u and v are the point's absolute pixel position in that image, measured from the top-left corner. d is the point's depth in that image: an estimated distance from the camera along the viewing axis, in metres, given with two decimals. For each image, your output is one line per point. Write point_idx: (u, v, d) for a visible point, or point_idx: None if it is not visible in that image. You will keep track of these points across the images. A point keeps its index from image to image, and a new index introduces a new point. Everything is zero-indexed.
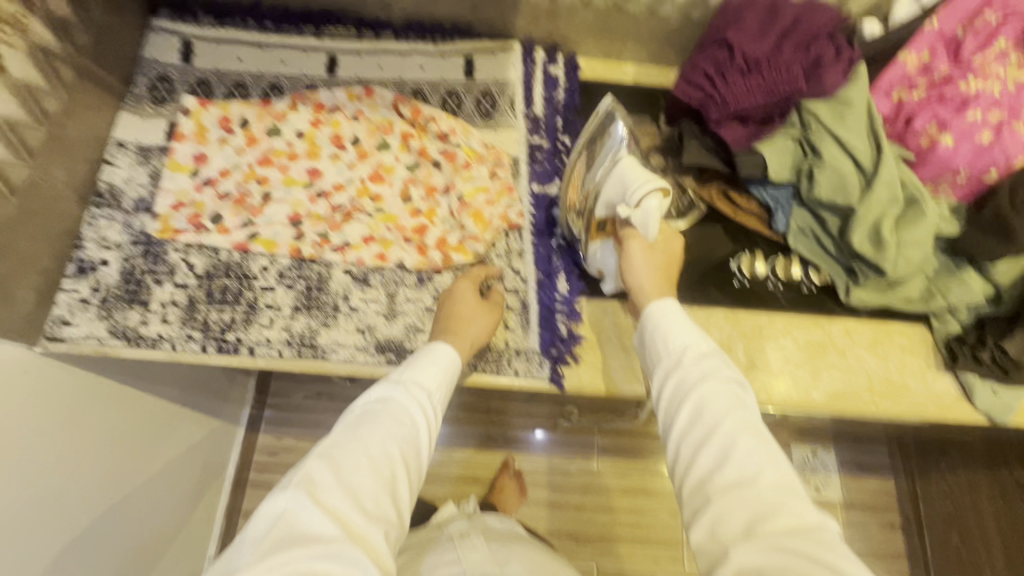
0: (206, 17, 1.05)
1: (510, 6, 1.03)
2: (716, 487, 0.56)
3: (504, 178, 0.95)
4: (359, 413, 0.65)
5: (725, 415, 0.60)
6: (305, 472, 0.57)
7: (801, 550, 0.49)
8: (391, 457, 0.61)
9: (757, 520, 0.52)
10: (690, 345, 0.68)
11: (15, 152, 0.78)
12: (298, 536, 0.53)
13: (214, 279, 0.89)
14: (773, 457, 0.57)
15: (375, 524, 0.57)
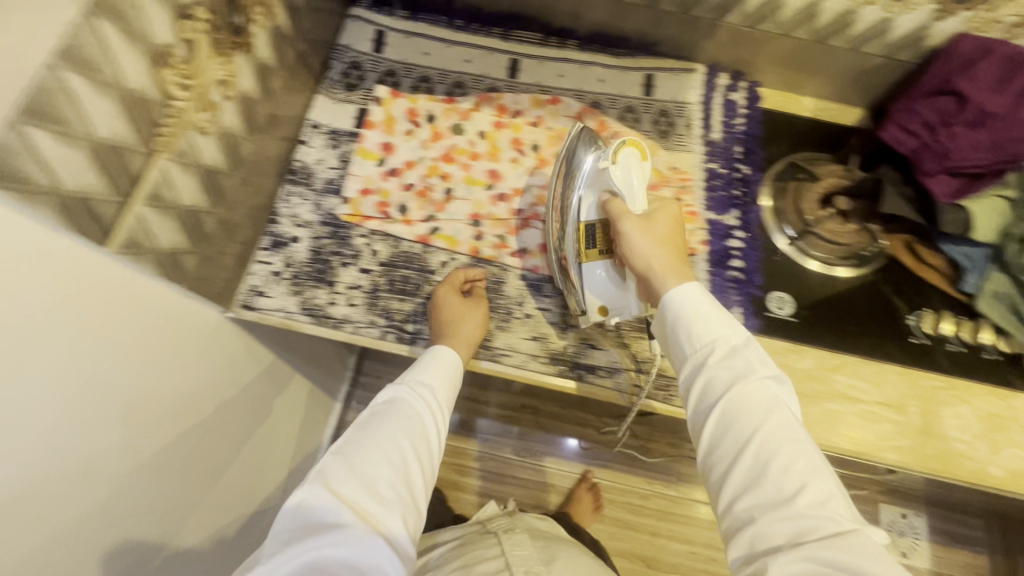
0: (402, 10, 1.07)
1: (704, 29, 1.02)
2: (753, 506, 0.57)
3: (688, 204, 0.94)
4: (399, 412, 0.71)
5: (762, 424, 0.61)
6: (320, 469, 0.63)
7: (820, 558, 0.51)
8: (397, 440, 0.68)
9: (787, 529, 0.54)
10: (719, 336, 0.68)
11: (245, 126, 0.82)
12: (310, 523, 0.58)
13: (396, 268, 0.92)
14: (808, 464, 0.59)
15: (395, 505, 0.62)
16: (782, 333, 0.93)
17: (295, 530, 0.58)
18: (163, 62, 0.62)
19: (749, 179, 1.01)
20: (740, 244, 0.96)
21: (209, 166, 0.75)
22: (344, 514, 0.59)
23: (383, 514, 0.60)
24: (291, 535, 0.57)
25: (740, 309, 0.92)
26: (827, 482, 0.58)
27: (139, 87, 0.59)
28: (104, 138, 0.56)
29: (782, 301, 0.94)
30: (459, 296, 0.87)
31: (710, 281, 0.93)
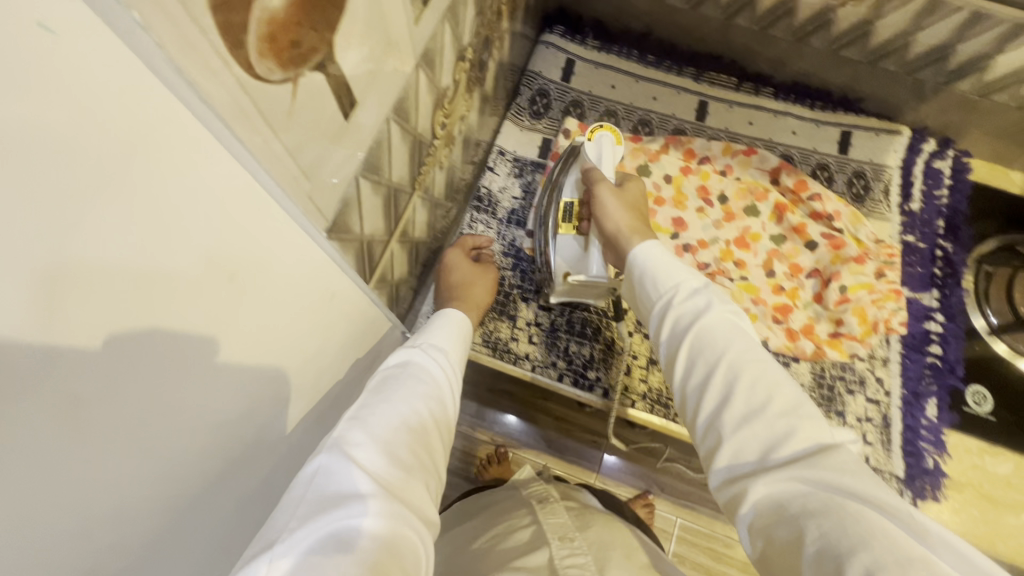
0: (595, 40, 1.05)
1: (925, 91, 0.95)
2: (733, 420, 0.46)
3: (893, 281, 0.87)
4: (383, 373, 0.51)
5: (723, 345, 0.50)
6: (334, 438, 0.43)
7: (821, 482, 0.40)
8: (421, 409, 0.48)
9: (796, 454, 0.42)
10: (687, 272, 0.59)
11: (462, 157, 0.82)
12: (329, 502, 0.38)
13: (576, 310, 0.91)
14: (782, 381, 0.47)
15: (417, 481, 0.43)
16: (978, 431, 0.87)
17: (311, 514, 0.37)
18: (441, 102, 0.62)
19: (952, 258, 0.95)
20: (940, 329, 0.90)
21: (435, 198, 0.75)
22: (372, 486, 0.39)
23: (372, 503, 0.38)
24: (302, 520, 0.37)
25: (937, 401, 0.86)
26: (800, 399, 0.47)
27: (423, 127, 0.59)
28: (394, 180, 0.56)
29: (982, 397, 0.88)
30: (467, 259, 0.85)
31: (904, 366, 0.87)
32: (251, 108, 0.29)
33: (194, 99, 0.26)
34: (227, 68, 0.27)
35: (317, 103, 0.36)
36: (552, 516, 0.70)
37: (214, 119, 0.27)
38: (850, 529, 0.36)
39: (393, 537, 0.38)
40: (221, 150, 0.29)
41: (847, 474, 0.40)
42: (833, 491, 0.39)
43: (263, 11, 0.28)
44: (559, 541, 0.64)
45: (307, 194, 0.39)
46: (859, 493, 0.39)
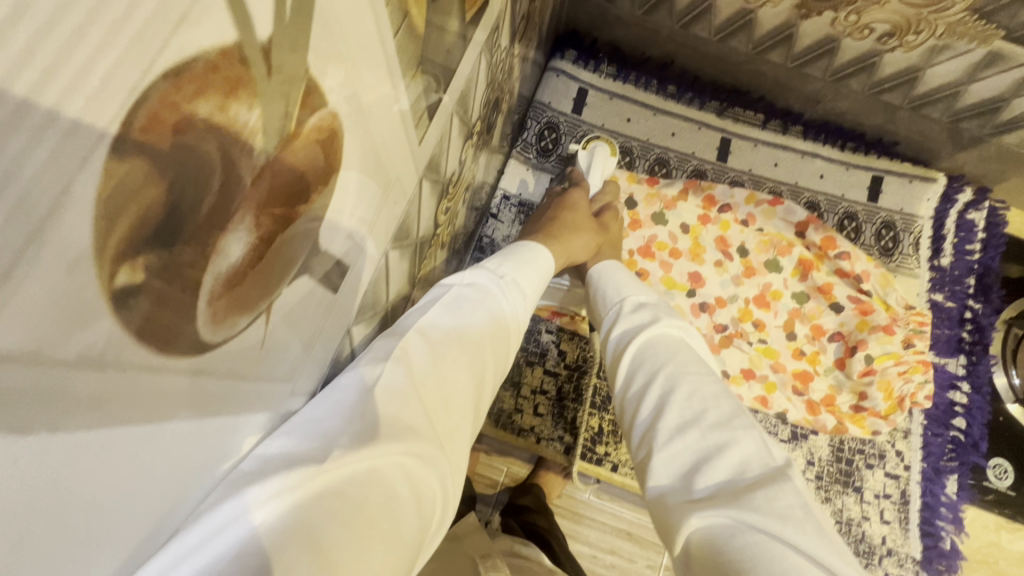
0: (608, 67, 0.95)
1: (967, 140, 0.87)
2: (668, 435, 0.44)
3: (923, 351, 0.82)
4: (451, 292, 0.43)
5: (667, 359, 0.49)
6: (403, 344, 0.37)
7: (745, 517, 0.37)
8: (482, 352, 0.42)
9: (723, 478, 0.40)
10: (645, 294, 0.60)
11: (462, 219, 0.74)
12: (390, 427, 0.32)
13: (585, 375, 0.84)
14: (720, 400, 0.46)
15: (459, 435, 0.38)
16: (998, 508, 0.84)
17: (365, 436, 0.31)
18: (446, 191, 0.54)
19: (982, 321, 0.90)
20: (966, 400, 0.86)
21: (435, 274, 0.68)
22: (429, 428, 0.35)
23: (419, 443, 0.33)
24: (358, 440, 0.30)
25: (958, 478, 0.83)
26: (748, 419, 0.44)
27: (425, 227, 0.51)
28: (392, 298, 0.48)
29: (1003, 471, 0.85)
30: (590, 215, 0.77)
31: (926, 441, 0.84)
32: (197, 378, 0.21)
33: (111, 432, 0.17)
34: (159, 370, 0.18)
35: (295, 311, 0.28)
36: (492, 569, 0.62)
37: (142, 432, 0.19)
38: (777, 566, 0.33)
39: (421, 490, 0.32)
40: (168, 441, 0.21)
41: (789, 522, 0.36)
42: (757, 520, 0.36)
43: (217, 275, 0.19)
44: None
45: (286, 395, 0.31)
46: (792, 539, 0.35)
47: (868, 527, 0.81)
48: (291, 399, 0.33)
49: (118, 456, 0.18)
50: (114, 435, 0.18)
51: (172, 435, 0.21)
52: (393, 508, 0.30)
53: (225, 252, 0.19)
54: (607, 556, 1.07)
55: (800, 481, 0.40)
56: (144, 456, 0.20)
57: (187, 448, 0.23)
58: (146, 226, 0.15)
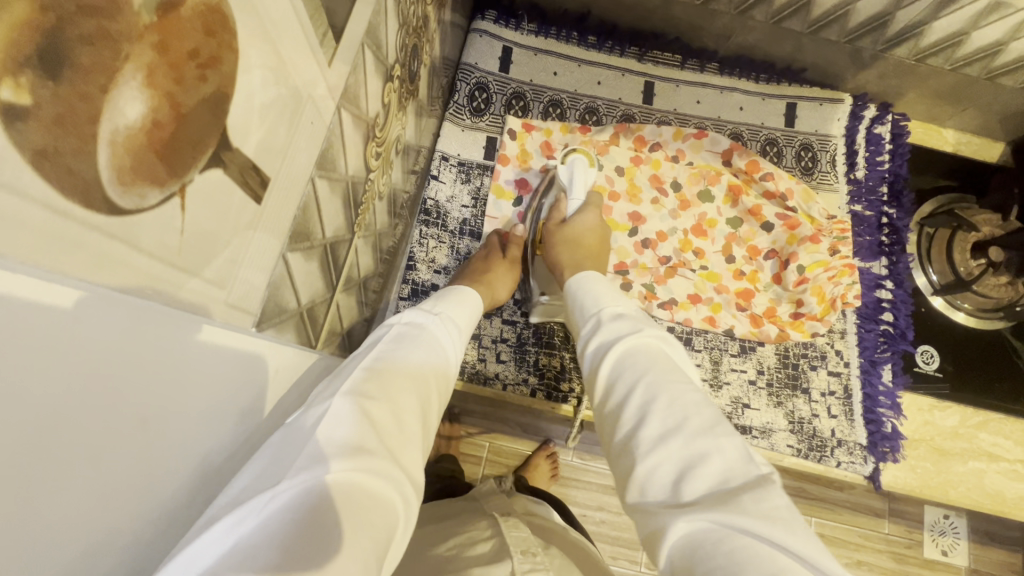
0: (530, 24, 0.98)
1: (865, 59, 0.94)
2: (645, 444, 0.46)
3: (848, 256, 0.88)
4: (391, 337, 0.52)
5: (646, 369, 0.51)
6: (352, 384, 0.43)
7: (731, 519, 0.38)
8: (423, 379, 0.49)
9: (708, 482, 0.41)
10: (625, 305, 0.61)
11: (399, 174, 0.75)
12: (342, 447, 0.37)
13: (542, 320, 0.88)
14: (699, 407, 0.47)
15: (410, 449, 0.42)
16: (928, 389, 0.91)
17: (317, 455, 0.36)
18: (372, 134, 0.55)
19: (897, 224, 0.97)
20: (891, 295, 0.93)
21: (378, 232, 0.69)
22: (379, 444, 0.39)
23: (373, 459, 0.38)
24: (309, 457, 0.36)
25: (891, 367, 0.89)
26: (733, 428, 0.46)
27: (356, 167, 0.52)
28: (329, 236, 0.49)
29: (929, 355, 0.93)
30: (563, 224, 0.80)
31: (861, 337, 0.90)
32: (117, 243, 0.22)
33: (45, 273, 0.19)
34: (73, 219, 0.20)
35: (216, 204, 0.29)
36: (514, 528, 0.63)
37: (73, 283, 0.21)
38: (765, 568, 0.35)
39: (380, 497, 0.37)
40: (111, 327, 0.24)
41: (779, 524, 0.37)
42: (748, 525, 0.37)
43: (116, 132, 0.21)
44: (521, 555, 0.57)
45: (222, 304, 0.33)
46: (784, 541, 0.36)
47: (818, 423, 0.87)
48: (229, 311, 0.34)
49: (55, 309, 0.20)
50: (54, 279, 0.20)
51: (87, 316, 0.22)
52: (350, 515, 0.34)
53: (121, 107, 0.21)
54: (595, 510, 1.10)
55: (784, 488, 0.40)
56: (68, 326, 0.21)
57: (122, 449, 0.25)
58: (27, 43, 0.16)
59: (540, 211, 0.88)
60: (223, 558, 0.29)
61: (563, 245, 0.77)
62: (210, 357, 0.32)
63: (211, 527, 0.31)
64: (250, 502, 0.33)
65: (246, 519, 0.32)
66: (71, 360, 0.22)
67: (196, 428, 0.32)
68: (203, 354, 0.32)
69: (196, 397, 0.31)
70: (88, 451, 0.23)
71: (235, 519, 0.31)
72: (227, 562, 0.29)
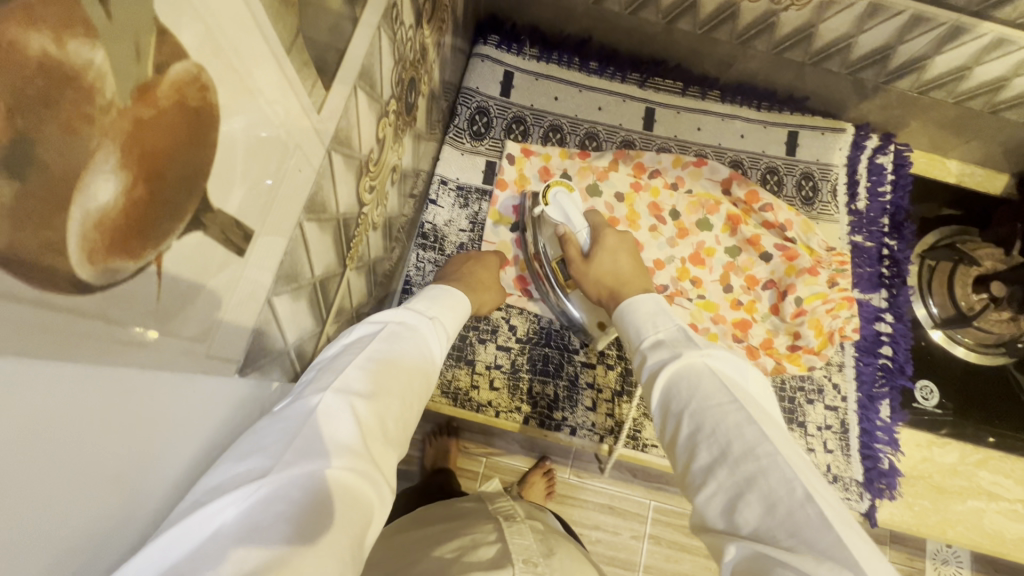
0: (532, 49, 0.98)
1: (866, 89, 0.93)
2: (699, 475, 0.47)
3: (846, 289, 0.87)
4: (385, 333, 0.53)
5: (693, 395, 0.52)
6: (345, 381, 0.45)
7: (784, 554, 0.37)
8: (412, 379, 0.51)
9: (756, 509, 0.41)
10: (666, 330, 0.61)
11: (395, 202, 0.75)
12: (328, 446, 0.39)
13: (537, 347, 0.87)
14: (742, 427, 0.47)
15: (390, 453, 0.44)
16: (927, 425, 0.90)
17: (303, 450, 0.38)
18: (366, 170, 0.55)
19: (898, 256, 0.96)
20: (890, 329, 0.92)
21: (372, 260, 0.69)
22: (364, 447, 0.41)
23: (355, 461, 0.40)
24: (295, 453, 0.37)
25: (889, 403, 0.89)
26: (789, 450, 0.45)
27: (348, 204, 0.52)
28: (319, 273, 0.49)
29: (928, 391, 0.92)
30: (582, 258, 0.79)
31: (859, 371, 0.89)
32: (87, 318, 0.22)
33: (12, 363, 0.19)
34: (38, 306, 0.20)
35: (195, 265, 0.29)
36: (516, 535, 0.62)
37: (41, 365, 0.21)
38: None
39: (354, 496, 0.38)
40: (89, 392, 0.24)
41: (829, 560, 0.36)
42: (800, 562, 0.36)
43: (87, 215, 0.21)
44: (522, 563, 0.57)
45: (202, 356, 0.33)
46: None
47: (814, 458, 0.86)
48: (209, 362, 0.34)
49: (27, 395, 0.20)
50: (25, 363, 0.20)
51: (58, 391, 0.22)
52: (326, 512, 0.36)
53: (92, 192, 0.21)
54: (591, 537, 1.09)
55: (836, 513, 0.39)
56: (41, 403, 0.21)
57: (106, 458, 0.26)
58: None
59: (546, 258, 0.85)
60: (202, 545, 0.30)
61: (603, 282, 0.76)
62: (185, 397, 0.33)
63: (196, 512, 0.32)
64: (235, 490, 0.34)
65: (228, 507, 0.33)
66: (43, 430, 0.22)
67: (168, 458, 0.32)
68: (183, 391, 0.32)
69: (167, 428, 0.31)
70: (66, 460, 0.23)
71: (217, 507, 0.32)
72: (207, 547, 0.30)
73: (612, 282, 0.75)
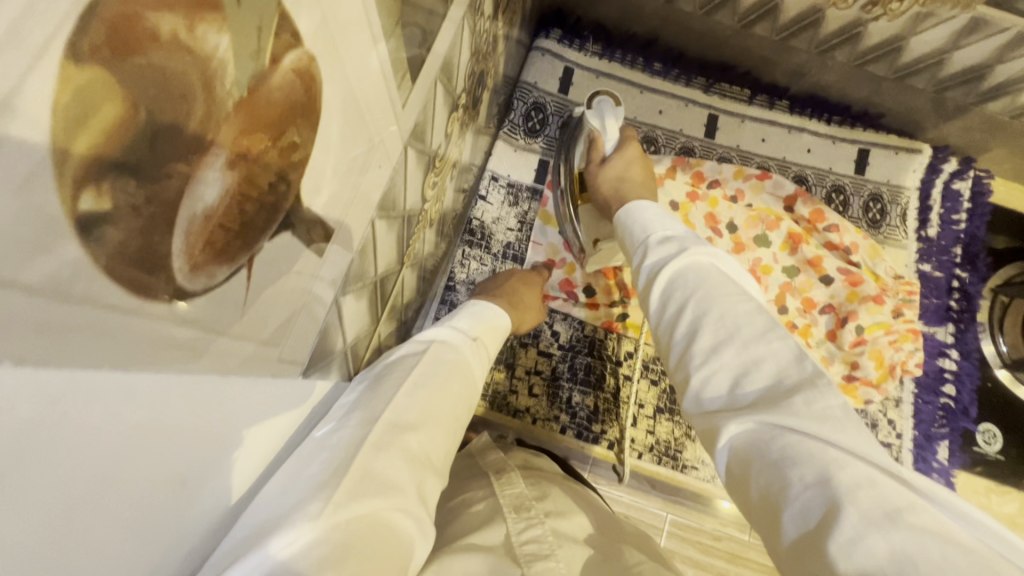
0: (595, 46, 0.95)
1: (951, 110, 0.87)
2: (699, 360, 0.43)
3: (912, 320, 0.82)
4: (428, 356, 0.49)
5: (699, 285, 0.47)
6: (392, 409, 0.42)
7: (784, 419, 0.36)
8: (456, 397, 0.48)
9: (762, 387, 0.39)
10: (672, 227, 0.55)
11: (450, 197, 0.73)
12: (377, 484, 0.36)
13: (579, 355, 0.85)
14: (753, 315, 0.44)
15: (433, 481, 0.42)
16: (988, 471, 0.85)
17: (355, 490, 0.35)
18: (432, 165, 0.53)
19: (968, 289, 0.91)
20: (955, 367, 0.87)
21: (424, 257, 0.67)
22: (410, 484, 0.38)
23: (403, 500, 0.37)
24: (345, 492, 0.34)
25: (948, 444, 0.84)
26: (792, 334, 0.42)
27: (413, 200, 0.50)
28: (380, 271, 0.47)
29: (992, 436, 0.86)
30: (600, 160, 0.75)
31: (918, 409, 0.85)
32: (180, 326, 0.21)
33: (103, 373, 0.18)
34: (135, 314, 0.18)
35: (277, 267, 0.27)
36: (507, 484, 0.56)
37: (134, 373, 0.19)
38: (813, 462, 0.33)
39: (400, 533, 0.36)
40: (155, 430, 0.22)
41: (830, 422, 0.35)
42: (801, 431, 0.35)
43: (193, 218, 0.19)
44: (513, 513, 0.51)
45: (273, 360, 0.31)
46: (833, 438, 0.34)
47: None
48: (280, 365, 0.32)
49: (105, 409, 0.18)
50: (117, 374, 0.19)
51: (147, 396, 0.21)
52: (380, 556, 0.33)
53: (200, 193, 0.19)
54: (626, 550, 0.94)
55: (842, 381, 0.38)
56: (133, 407, 0.20)
57: (164, 472, 0.23)
58: (111, 148, 0.14)
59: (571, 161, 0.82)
60: None
61: (607, 185, 0.71)
62: (252, 403, 0.31)
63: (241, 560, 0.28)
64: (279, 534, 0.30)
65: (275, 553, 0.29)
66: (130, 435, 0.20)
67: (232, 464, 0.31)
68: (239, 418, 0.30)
69: (234, 435, 0.30)
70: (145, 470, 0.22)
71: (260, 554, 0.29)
72: None
73: (616, 186, 0.70)
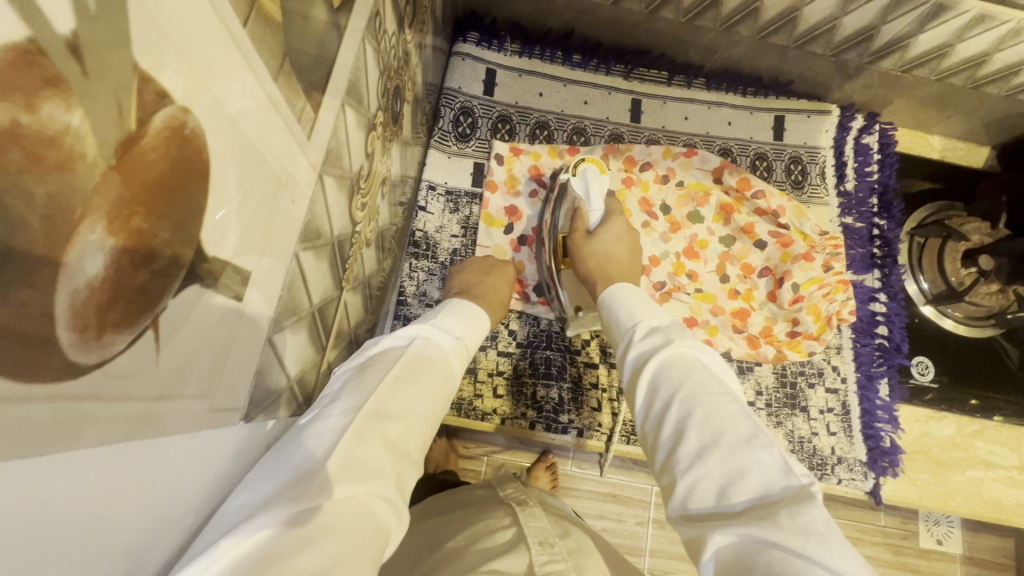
0: (513, 45, 0.96)
1: (852, 70, 0.93)
2: (682, 461, 0.44)
3: (841, 272, 0.88)
4: (410, 351, 0.50)
5: (682, 382, 0.49)
6: (376, 401, 0.42)
7: (767, 534, 0.36)
8: (435, 396, 0.49)
9: (751, 497, 0.40)
10: (656, 316, 0.58)
11: (385, 214, 0.73)
12: (359, 467, 0.37)
13: (538, 350, 0.86)
14: (736, 419, 0.45)
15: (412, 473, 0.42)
16: (925, 400, 0.91)
17: (338, 473, 0.35)
18: (356, 187, 0.53)
19: (888, 236, 0.97)
20: (885, 308, 0.94)
21: (366, 277, 0.67)
22: (392, 472, 0.39)
23: (384, 485, 0.38)
24: (331, 476, 0.35)
25: (888, 381, 0.90)
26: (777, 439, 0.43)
27: (340, 226, 0.50)
28: (317, 301, 0.47)
29: (925, 366, 0.93)
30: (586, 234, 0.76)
31: (857, 352, 0.91)
32: (87, 401, 0.20)
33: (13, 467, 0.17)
34: (29, 401, 0.17)
35: (189, 321, 0.27)
36: (531, 517, 0.58)
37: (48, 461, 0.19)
38: None
39: (379, 518, 0.36)
40: (87, 489, 0.21)
41: (812, 538, 0.35)
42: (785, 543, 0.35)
43: (77, 292, 0.19)
44: (538, 546, 0.52)
45: (206, 413, 0.31)
46: (823, 558, 0.34)
47: (818, 441, 0.87)
48: (214, 417, 0.32)
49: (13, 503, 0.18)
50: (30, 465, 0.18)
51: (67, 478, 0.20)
52: (357, 538, 0.33)
53: (81, 266, 0.19)
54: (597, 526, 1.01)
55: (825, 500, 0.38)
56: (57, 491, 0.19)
57: (99, 542, 0.23)
58: None
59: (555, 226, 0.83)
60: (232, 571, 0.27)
61: (592, 259, 0.73)
62: (197, 456, 0.31)
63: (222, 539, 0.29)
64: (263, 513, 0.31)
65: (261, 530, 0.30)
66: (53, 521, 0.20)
67: (182, 520, 0.30)
68: (185, 461, 0.29)
69: (179, 492, 0.29)
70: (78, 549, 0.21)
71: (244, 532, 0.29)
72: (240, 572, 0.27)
73: (602, 264, 0.72)
